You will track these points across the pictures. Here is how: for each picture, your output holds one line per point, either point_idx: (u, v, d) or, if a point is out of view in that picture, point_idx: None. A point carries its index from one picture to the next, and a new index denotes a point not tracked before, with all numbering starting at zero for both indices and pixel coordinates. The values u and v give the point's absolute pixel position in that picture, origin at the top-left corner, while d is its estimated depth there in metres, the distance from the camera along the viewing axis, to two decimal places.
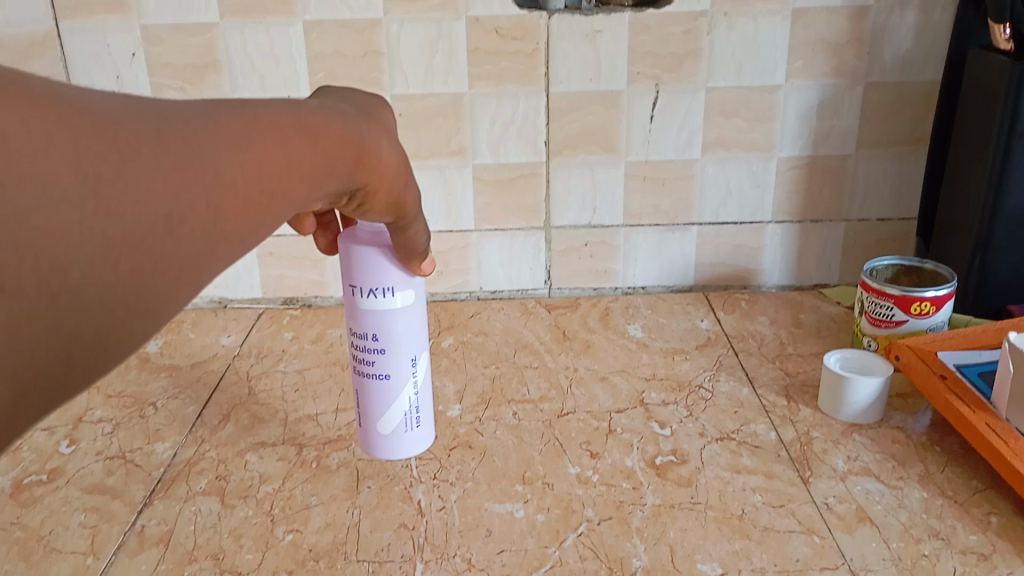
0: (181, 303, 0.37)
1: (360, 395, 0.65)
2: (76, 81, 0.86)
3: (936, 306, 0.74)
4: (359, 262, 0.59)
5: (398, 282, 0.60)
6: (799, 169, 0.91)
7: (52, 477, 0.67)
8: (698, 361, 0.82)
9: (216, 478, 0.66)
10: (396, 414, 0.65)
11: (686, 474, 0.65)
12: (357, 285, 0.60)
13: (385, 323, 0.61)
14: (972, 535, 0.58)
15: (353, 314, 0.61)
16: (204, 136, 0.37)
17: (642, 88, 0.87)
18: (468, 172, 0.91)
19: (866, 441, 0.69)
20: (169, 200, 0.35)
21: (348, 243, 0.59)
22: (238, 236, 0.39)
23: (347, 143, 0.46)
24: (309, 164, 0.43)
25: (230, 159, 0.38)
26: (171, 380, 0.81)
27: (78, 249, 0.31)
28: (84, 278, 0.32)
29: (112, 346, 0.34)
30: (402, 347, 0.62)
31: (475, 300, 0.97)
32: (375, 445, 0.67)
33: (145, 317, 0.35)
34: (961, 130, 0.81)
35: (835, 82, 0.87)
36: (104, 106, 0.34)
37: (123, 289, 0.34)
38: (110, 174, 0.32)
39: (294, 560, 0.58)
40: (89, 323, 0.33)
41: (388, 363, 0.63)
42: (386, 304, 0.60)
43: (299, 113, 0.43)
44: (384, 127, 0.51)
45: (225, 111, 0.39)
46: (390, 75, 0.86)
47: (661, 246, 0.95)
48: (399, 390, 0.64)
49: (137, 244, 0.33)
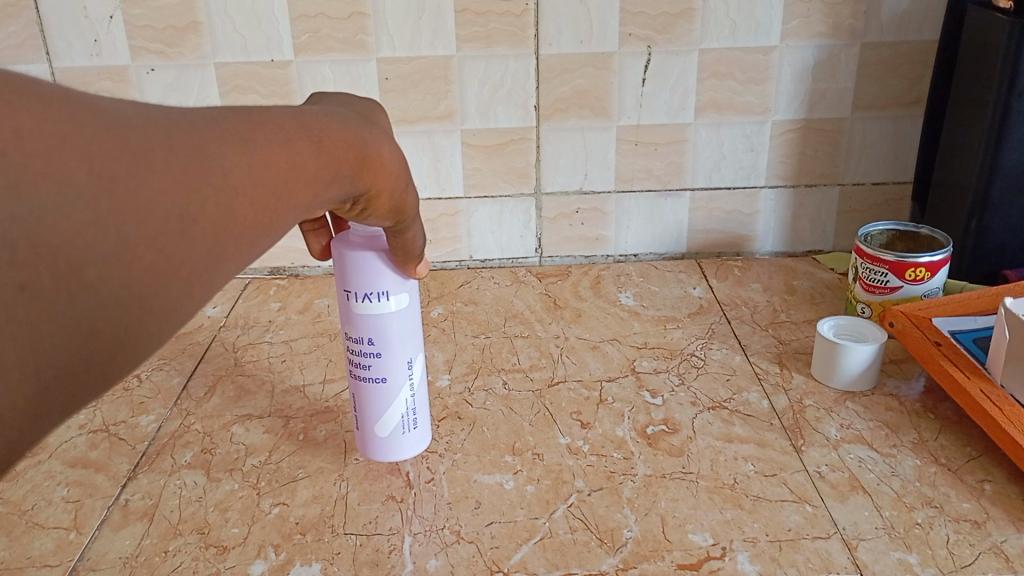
0: (199, 308, 0.35)
1: (356, 401, 0.61)
2: (52, 45, 0.84)
3: (931, 272, 0.73)
4: (354, 265, 0.55)
5: (393, 285, 0.57)
6: (793, 132, 0.90)
7: (35, 451, 0.66)
8: (689, 329, 0.81)
9: (202, 451, 0.65)
10: (394, 418, 0.61)
11: (678, 444, 0.64)
12: (352, 290, 0.57)
13: (381, 325, 0.58)
14: (966, 502, 0.57)
15: (347, 318, 0.58)
16: (212, 138, 0.35)
17: (634, 50, 0.85)
18: (457, 137, 0.89)
19: (858, 408, 0.68)
20: (181, 199, 0.33)
21: (344, 248, 0.56)
22: (253, 239, 0.37)
23: (351, 145, 0.44)
24: (316, 165, 0.41)
25: (240, 162, 0.36)
26: (155, 351, 0.80)
27: (92, 248, 0.30)
28: (101, 278, 0.31)
29: (133, 350, 0.33)
30: (399, 348, 0.59)
31: (464, 269, 0.96)
32: (371, 450, 0.62)
33: (165, 322, 0.34)
34: (959, 89, 0.80)
35: (832, 42, 0.86)
36: (113, 109, 0.33)
37: (139, 291, 0.32)
38: (122, 173, 0.31)
39: (281, 533, 0.57)
40: (108, 320, 0.31)
41: (385, 367, 0.59)
42: (381, 306, 0.57)
43: (302, 119, 0.42)
44: (384, 129, 0.49)
45: (230, 116, 0.38)
46: (376, 37, 0.84)
47: (653, 212, 0.94)
48: (396, 393, 0.60)
49: (151, 243, 0.32)
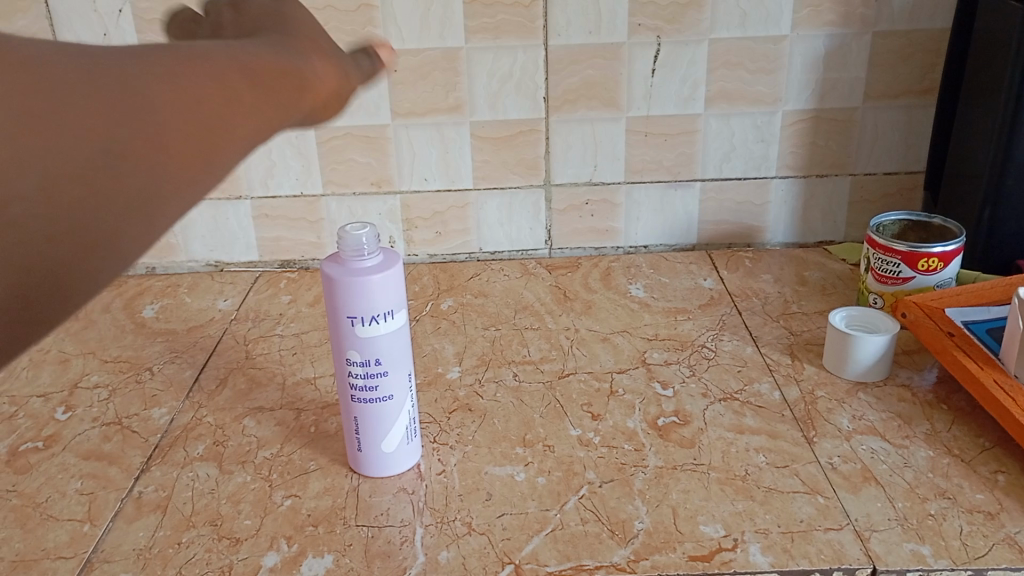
0: (143, 241, 0.36)
1: (356, 424, 0.59)
2: (62, 39, 0.84)
3: (943, 262, 0.73)
4: (364, 289, 0.54)
5: (398, 303, 0.56)
6: (804, 122, 0.89)
7: (49, 444, 0.67)
8: (700, 320, 0.81)
9: (214, 443, 0.66)
10: (400, 430, 0.60)
11: (689, 435, 0.64)
12: (357, 315, 0.55)
13: (394, 342, 0.57)
14: (980, 493, 0.57)
15: (347, 344, 0.56)
16: (136, 73, 0.36)
17: (644, 40, 0.85)
18: (466, 129, 0.89)
19: (871, 399, 0.68)
20: (105, 131, 0.33)
21: (351, 274, 0.54)
22: (195, 171, 0.37)
23: (286, 75, 0.45)
24: (255, 94, 0.41)
25: (171, 94, 0.36)
26: (167, 345, 0.81)
27: (14, 186, 0.31)
28: (26, 215, 0.31)
29: (71, 282, 0.34)
30: (401, 366, 0.58)
31: (474, 262, 0.96)
32: (378, 467, 0.61)
33: (102, 256, 0.34)
34: (972, 77, 0.79)
35: (843, 31, 0.85)
36: (31, 51, 0.33)
37: (71, 224, 0.33)
38: (39, 111, 0.32)
39: (293, 525, 0.57)
40: (44, 253, 0.32)
41: (390, 385, 0.58)
42: (393, 324, 0.57)
43: (241, 54, 0.42)
44: (323, 56, 0.50)
45: (162, 51, 0.38)
46: (384, 29, 0.84)
47: (663, 204, 0.93)
48: (401, 408, 0.59)
49: (77, 177, 0.33)
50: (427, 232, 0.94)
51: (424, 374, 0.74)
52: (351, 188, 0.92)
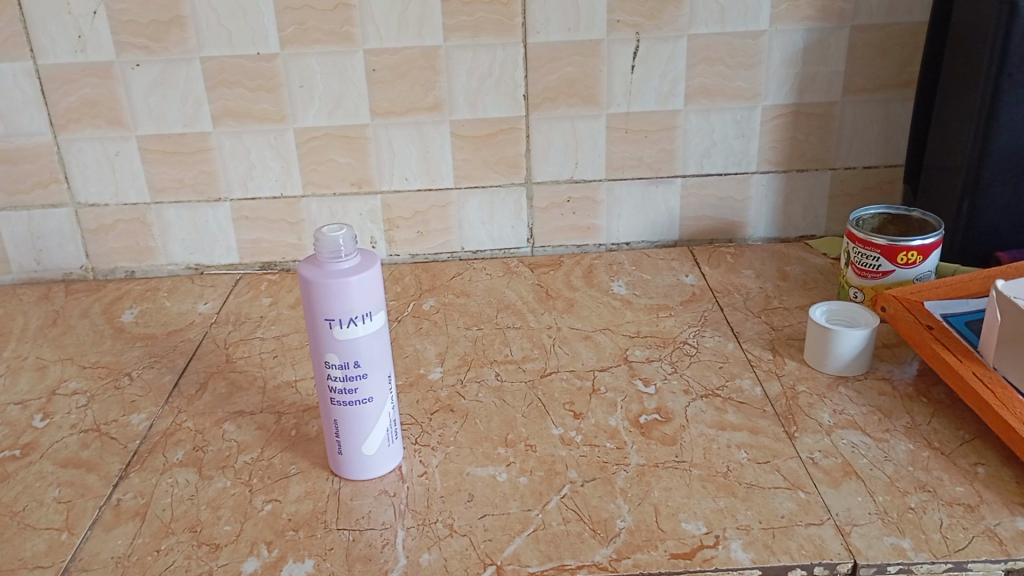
0: None
1: (336, 427, 0.59)
2: (36, 42, 0.83)
3: (922, 255, 0.73)
4: (341, 291, 0.54)
5: (377, 305, 0.56)
6: (784, 116, 0.89)
7: (26, 452, 0.66)
8: (682, 317, 0.81)
9: (194, 448, 0.65)
10: (380, 433, 0.60)
11: (671, 433, 0.64)
12: (335, 317, 0.55)
13: (374, 344, 0.57)
14: (960, 485, 0.57)
15: (325, 347, 0.56)
16: None
17: (623, 36, 0.85)
18: (446, 128, 0.88)
19: (852, 393, 0.68)
20: None
21: (328, 276, 0.54)
22: None
23: None
24: None
25: None
26: (147, 350, 0.80)
27: None
28: None
29: None
30: (382, 368, 0.58)
31: (456, 261, 0.95)
32: (359, 469, 0.60)
33: None
34: (949, 71, 0.79)
35: (821, 25, 0.85)
36: None
37: None
38: None
39: (273, 530, 0.57)
40: None
41: (370, 387, 0.58)
42: (374, 326, 0.56)
43: None
44: None
45: None
46: (362, 28, 0.83)
47: (644, 200, 0.93)
48: (382, 410, 0.59)
49: None
50: (409, 232, 0.94)
51: (406, 375, 0.73)
52: (332, 188, 0.91)
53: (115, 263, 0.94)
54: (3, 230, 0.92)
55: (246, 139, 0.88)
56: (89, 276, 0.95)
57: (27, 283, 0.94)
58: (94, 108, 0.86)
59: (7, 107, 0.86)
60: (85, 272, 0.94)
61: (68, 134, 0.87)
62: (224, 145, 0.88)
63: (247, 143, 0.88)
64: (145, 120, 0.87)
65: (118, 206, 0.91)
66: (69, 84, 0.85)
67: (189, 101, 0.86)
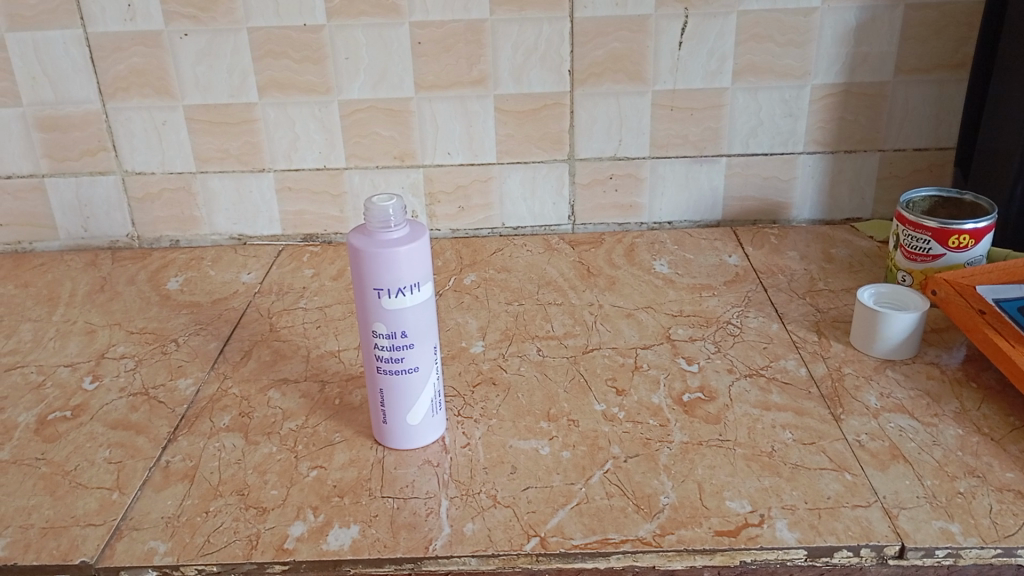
0: None
1: (382, 396, 0.59)
2: (86, 10, 0.84)
3: (975, 239, 0.72)
4: (391, 260, 0.54)
5: (425, 276, 0.56)
6: (833, 96, 0.88)
7: (77, 414, 0.67)
8: (725, 297, 0.80)
9: (240, 414, 0.66)
10: (425, 403, 0.60)
11: (714, 412, 0.64)
12: (384, 287, 0.55)
13: (420, 314, 0.57)
14: (1009, 472, 0.57)
15: (373, 317, 0.56)
16: None
17: (671, 12, 0.84)
18: (490, 103, 0.88)
19: (899, 377, 0.67)
20: None
21: (378, 246, 0.54)
22: None
23: None
24: None
25: None
26: (192, 317, 0.81)
27: None
28: None
29: None
30: (428, 338, 0.58)
31: (496, 237, 0.95)
32: (403, 439, 0.61)
33: None
34: (1005, 52, 0.78)
35: (875, 3, 0.83)
36: None
37: None
38: None
39: (319, 495, 0.57)
40: None
41: (416, 358, 0.58)
42: (421, 296, 0.57)
43: None
44: None
45: None
46: (408, 0, 0.83)
47: (688, 179, 0.93)
48: (427, 381, 0.59)
49: None
50: (450, 206, 0.94)
51: (448, 348, 0.74)
52: (374, 161, 0.91)
53: (160, 232, 0.95)
54: (51, 197, 0.93)
55: (291, 110, 0.89)
56: (134, 244, 0.96)
57: (75, 249, 0.96)
58: (142, 77, 0.87)
59: (57, 74, 0.87)
60: (130, 240, 0.96)
61: (116, 103, 0.88)
62: (269, 117, 0.89)
63: (292, 115, 0.89)
64: (191, 90, 0.87)
65: (164, 175, 0.92)
66: (117, 53, 0.86)
67: (236, 71, 0.86)
